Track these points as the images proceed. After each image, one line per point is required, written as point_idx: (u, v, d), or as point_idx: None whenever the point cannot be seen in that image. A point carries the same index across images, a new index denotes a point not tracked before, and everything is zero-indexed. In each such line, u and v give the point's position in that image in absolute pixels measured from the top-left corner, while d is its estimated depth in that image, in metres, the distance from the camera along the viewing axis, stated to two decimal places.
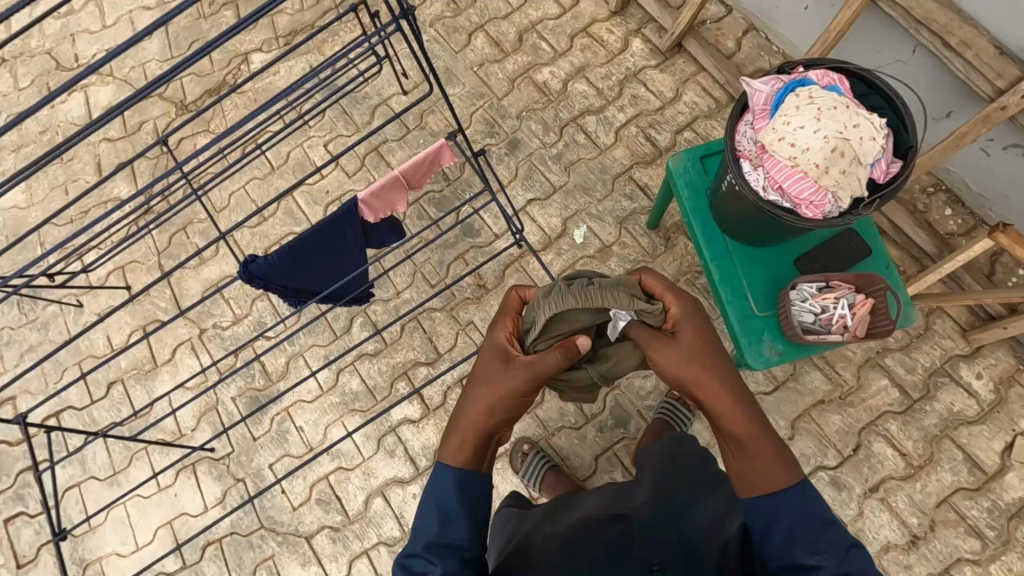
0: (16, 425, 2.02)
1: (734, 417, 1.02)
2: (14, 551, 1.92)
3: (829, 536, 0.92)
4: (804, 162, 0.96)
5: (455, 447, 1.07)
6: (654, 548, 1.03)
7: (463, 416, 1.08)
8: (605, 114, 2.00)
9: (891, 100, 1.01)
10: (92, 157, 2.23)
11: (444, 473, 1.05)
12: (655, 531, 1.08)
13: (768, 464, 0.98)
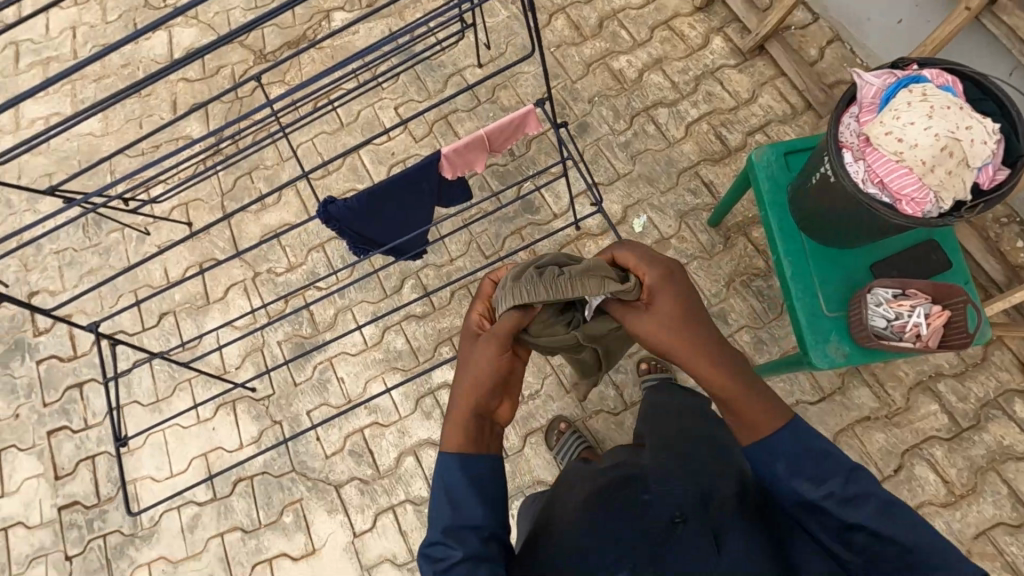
0: (69, 343, 2.09)
1: (720, 377, 0.96)
2: (54, 462, 1.98)
3: (837, 459, 0.92)
4: (911, 159, 0.96)
5: (454, 438, 1.01)
6: (668, 500, 1.01)
7: (456, 407, 1.02)
8: (677, 108, 1.99)
9: (1005, 106, 1.00)
10: (169, 94, 2.28)
11: (449, 465, 0.99)
12: (665, 479, 1.06)
13: (759, 418, 0.95)
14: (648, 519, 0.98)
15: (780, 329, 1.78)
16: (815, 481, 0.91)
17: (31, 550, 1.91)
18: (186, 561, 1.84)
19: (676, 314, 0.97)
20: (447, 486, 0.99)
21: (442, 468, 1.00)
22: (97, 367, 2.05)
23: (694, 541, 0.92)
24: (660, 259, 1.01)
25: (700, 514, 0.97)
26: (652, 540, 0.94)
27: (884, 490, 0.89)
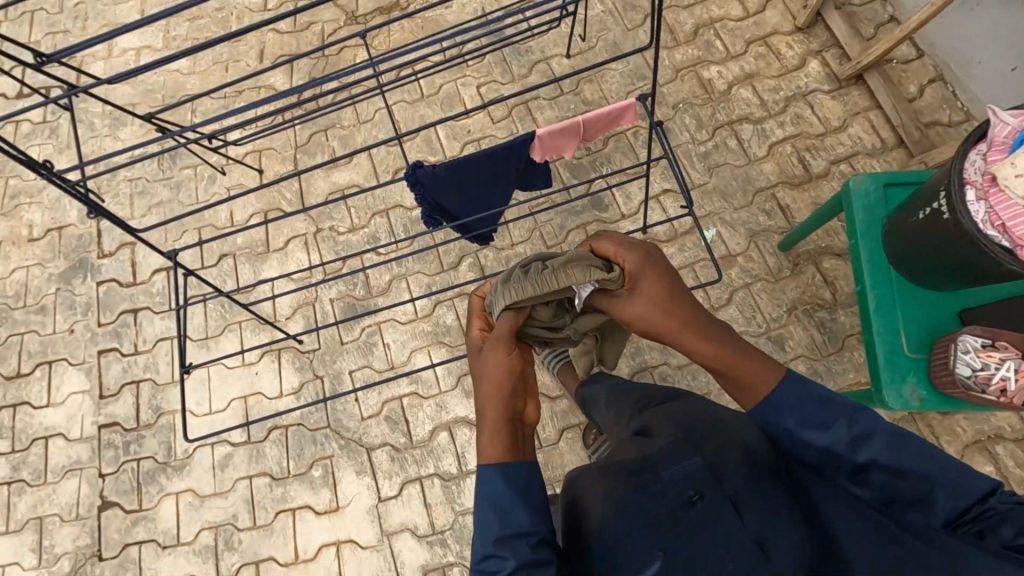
0: (130, 269, 2.14)
1: (707, 347, 1.01)
2: (100, 381, 2.03)
3: (833, 407, 0.95)
4: None
5: (489, 445, 1.00)
6: (679, 477, 0.99)
7: (482, 417, 1.02)
8: (763, 126, 1.96)
9: None
10: (258, 43, 2.31)
11: (488, 474, 0.98)
12: (674, 456, 1.04)
13: (755, 380, 0.99)
14: (665, 494, 0.98)
15: (837, 363, 1.73)
16: (825, 423, 0.94)
17: (67, 462, 1.97)
18: (213, 497, 1.88)
19: (659, 292, 1.03)
20: (490, 497, 0.97)
21: (482, 481, 0.99)
22: (153, 296, 2.10)
23: (716, 512, 0.93)
24: (638, 245, 1.06)
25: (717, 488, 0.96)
26: (677, 521, 0.94)
27: (886, 423, 0.91)
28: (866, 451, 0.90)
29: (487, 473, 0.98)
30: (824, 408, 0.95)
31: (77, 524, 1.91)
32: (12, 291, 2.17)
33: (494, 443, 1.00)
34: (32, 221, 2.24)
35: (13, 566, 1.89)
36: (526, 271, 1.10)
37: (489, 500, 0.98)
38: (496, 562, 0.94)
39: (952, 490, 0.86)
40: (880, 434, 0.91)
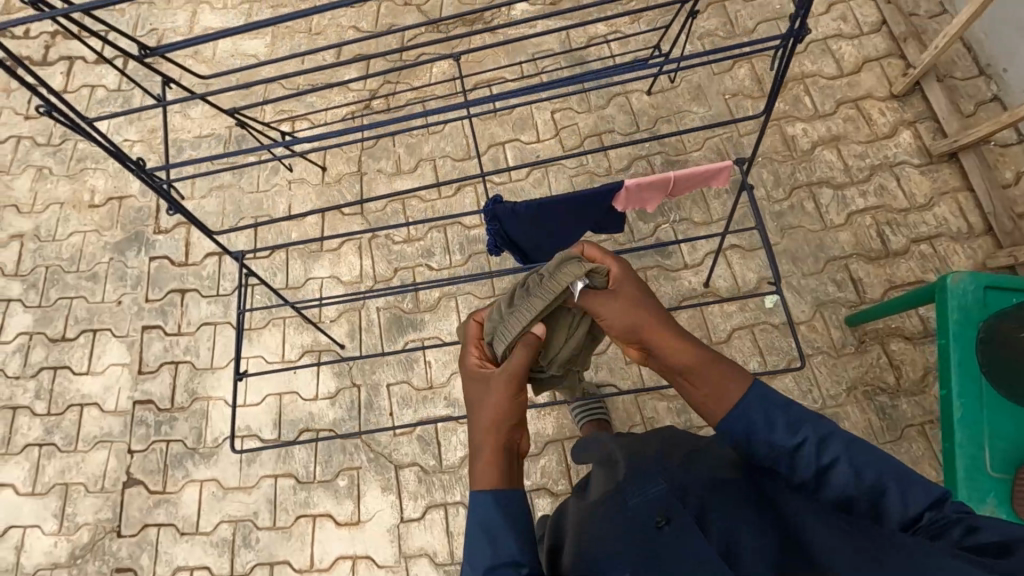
0: (184, 248, 2.14)
1: (684, 351, 1.01)
2: (140, 356, 2.04)
3: (795, 413, 0.93)
4: None
5: (488, 469, 0.95)
6: (645, 503, 0.98)
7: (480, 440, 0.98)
8: (843, 192, 1.88)
9: None
10: (337, 38, 2.30)
11: (486, 501, 0.93)
12: (642, 485, 1.03)
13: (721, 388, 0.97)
14: (634, 521, 0.97)
15: (893, 453, 1.66)
16: (787, 434, 0.92)
17: (99, 433, 1.98)
18: (236, 491, 1.87)
19: (635, 296, 1.05)
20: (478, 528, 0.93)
21: (477, 507, 0.94)
22: (202, 279, 2.10)
23: (685, 531, 0.90)
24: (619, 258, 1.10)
25: (681, 509, 0.95)
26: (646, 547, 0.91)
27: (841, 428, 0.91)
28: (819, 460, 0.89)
29: (484, 499, 0.93)
30: (784, 420, 0.93)
31: (100, 496, 1.92)
32: (67, 254, 2.19)
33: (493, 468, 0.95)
34: (95, 186, 2.27)
35: (33, 529, 1.91)
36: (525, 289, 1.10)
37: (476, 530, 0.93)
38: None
39: (901, 485, 0.85)
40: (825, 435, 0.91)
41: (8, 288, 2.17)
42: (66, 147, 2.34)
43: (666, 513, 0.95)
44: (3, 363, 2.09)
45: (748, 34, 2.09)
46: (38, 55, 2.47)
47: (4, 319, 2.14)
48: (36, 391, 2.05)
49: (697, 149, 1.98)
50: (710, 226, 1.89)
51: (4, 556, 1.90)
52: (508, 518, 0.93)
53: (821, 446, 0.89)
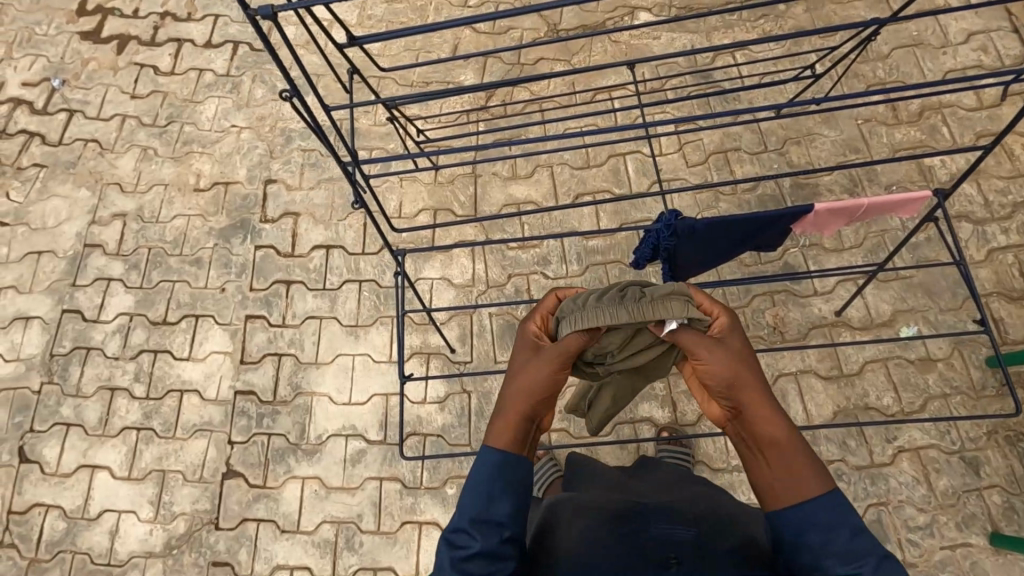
0: (290, 240, 2.11)
1: (772, 427, 0.94)
2: (244, 346, 2.01)
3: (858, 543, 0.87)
4: None
5: (500, 433, 0.96)
6: (668, 538, 0.97)
7: (502, 404, 0.99)
8: (984, 228, 1.83)
9: None
10: (453, 38, 2.26)
11: (490, 462, 0.94)
12: (671, 519, 1.02)
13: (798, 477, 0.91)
14: (641, 552, 0.95)
15: None
16: (846, 560, 0.87)
17: (199, 421, 1.94)
18: (340, 492, 1.83)
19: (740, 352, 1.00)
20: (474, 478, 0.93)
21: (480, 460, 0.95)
22: (309, 272, 2.07)
23: None
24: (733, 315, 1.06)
25: (692, 552, 0.95)
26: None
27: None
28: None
29: (485, 458, 0.94)
30: (848, 538, 0.87)
31: (199, 486, 1.88)
32: (170, 236, 2.17)
33: (503, 436, 0.96)
34: (201, 170, 2.25)
35: (129, 515, 1.88)
36: (622, 295, 1.02)
37: (474, 483, 0.93)
38: (463, 540, 0.90)
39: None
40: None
41: (110, 267, 2.15)
42: (172, 129, 2.32)
43: (677, 554, 0.94)
44: (102, 343, 2.06)
45: (882, 59, 2.04)
46: (146, 35, 2.46)
47: (104, 298, 2.11)
48: (135, 373, 2.02)
49: (829, 174, 1.93)
50: (843, 252, 1.84)
51: (98, 541, 1.86)
52: (493, 484, 0.93)
53: None
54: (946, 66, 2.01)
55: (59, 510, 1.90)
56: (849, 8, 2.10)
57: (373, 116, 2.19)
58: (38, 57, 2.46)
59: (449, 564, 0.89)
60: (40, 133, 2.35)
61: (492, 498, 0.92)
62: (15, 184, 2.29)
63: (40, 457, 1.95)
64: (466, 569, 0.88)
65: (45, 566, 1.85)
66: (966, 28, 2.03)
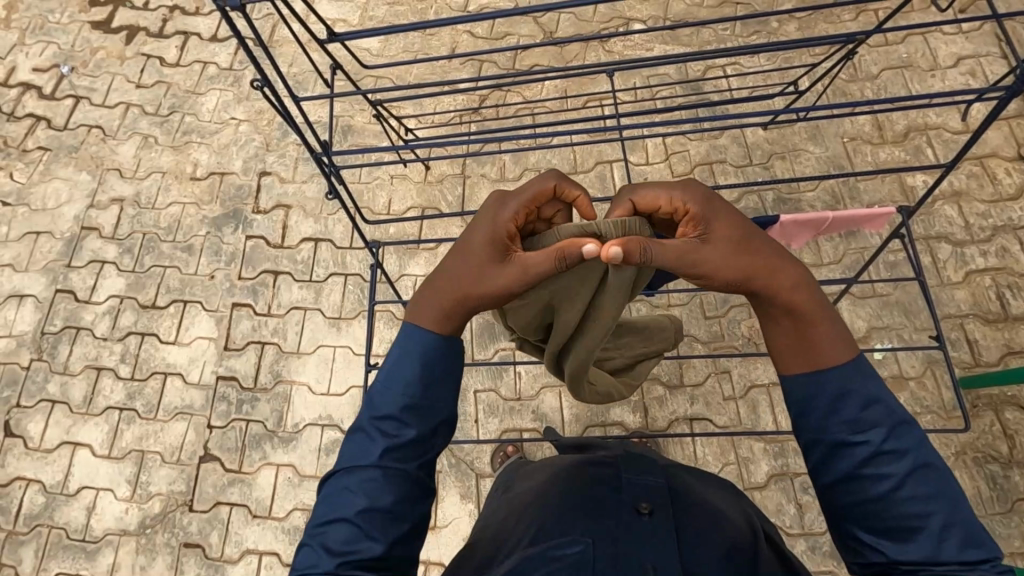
0: (280, 231, 2.16)
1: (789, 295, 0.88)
2: (228, 333, 2.05)
3: (872, 412, 0.83)
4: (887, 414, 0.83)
5: (423, 312, 0.93)
6: (637, 485, 0.97)
7: (438, 283, 0.94)
8: (963, 250, 1.83)
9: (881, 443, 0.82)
10: (450, 41, 2.30)
11: (418, 338, 0.92)
12: (644, 469, 1.02)
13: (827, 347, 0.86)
14: (615, 502, 0.95)
15: (1003, 526, 1.59)
16: (849, 430, 0.83)
17: (180, 404, 1.98)
18: (313, 480, 1.86)
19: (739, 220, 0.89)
20: (401, 357, 0.92)
21: (406, 338, 0.93)
22: (297, 263, 2.11)
23: (662, 533, 0.89)
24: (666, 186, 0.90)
25: (665, 502, 0.94)
26: (626, 532, 0.89)
27: (926, 453, 0.82)
28: (871, 481, 0.81)
29: (419, 335, 0.92)
30: (860, 409, 0.83)
31: (175, 468, 1.91)
32: (164, 223, 2.22)
33: (432, 314, 0.93)
34: (198, 160, 2.30)
35: (106, 493, 1.91)
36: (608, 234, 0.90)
37: (395, 364, 0.92)
38: (395, 428, 0.89)
39: (963, 544, 0.78)
40: (901, 471, 0.80)
41: (104, 250, 2.20)
42: (173, 118, 2.38)
43: (650, 503, 0.94)
44: (92, 323, 2.11)
45: (871, 79, 2.06)
46: (155, 27, 2.53)
47: (97, 280, 2.16)
48: (122, 354, 2.06)
49: (812, 189, 1.95)
50: (821, 267, 1.86)
51: (75, 517, 1.89)
52: (430, 360, 0.92)
53: (882, 454, 0.81)
54: (934, 88, 2.02)
55: (39, 484, 1.94)
56: (841, 27, 2.12)
57: (368, 115, 2.23)
58: (50, 44, 2.53)
59: (382, 454, 0.87)
60: (47, 117, 2.42)
61: (433, 381, 0.91)
62: (19, 166, 2.35)
63: (24, 432, 2.00)
64: (396, 457, 0.88)
65: (22, 539, 1.88)
66: (956, 52, 2.05)
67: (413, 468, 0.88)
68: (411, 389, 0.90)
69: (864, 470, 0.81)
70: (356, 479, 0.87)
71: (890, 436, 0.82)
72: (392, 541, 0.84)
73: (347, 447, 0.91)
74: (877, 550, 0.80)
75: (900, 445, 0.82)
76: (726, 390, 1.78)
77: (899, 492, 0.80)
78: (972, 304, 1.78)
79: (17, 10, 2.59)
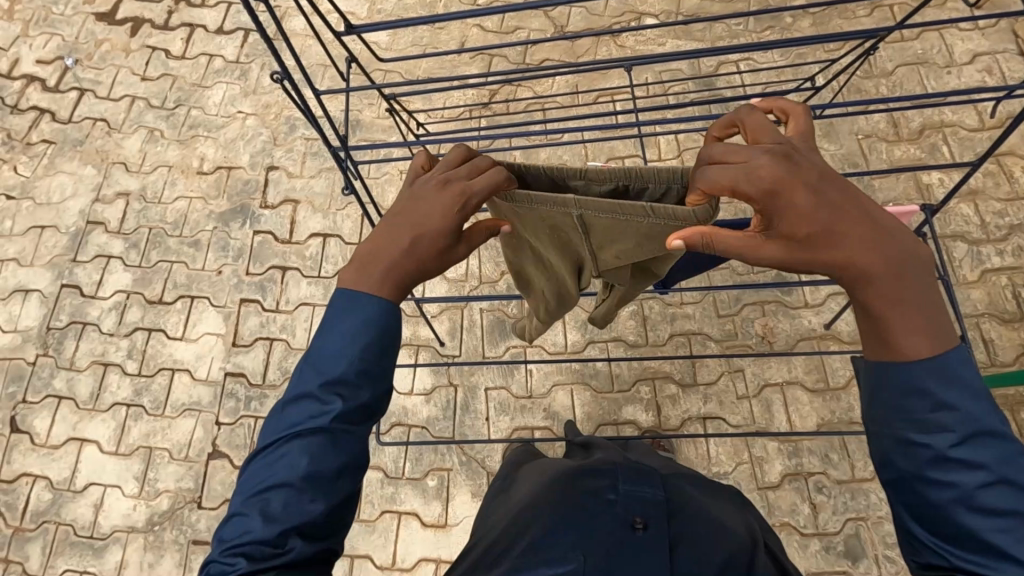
0: (288, 226, 2.14)
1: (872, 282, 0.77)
2: (236, 329, 2.03)
3: (945, 417, 0.75)
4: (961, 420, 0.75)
5: (374, 280, 0.82)
6: (635, 499, 0.95)
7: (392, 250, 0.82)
8: (979, 249, 1.82)
9: (954, 447, 0.75)
10: (460, 34, 2.27)
11: (363, 299, 0.81)
12: (643, 479, 0.99)
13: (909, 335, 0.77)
14: (610, 517, 0.93)
15: None
16: (915, 429, 0.77)
17: (187, 401, 1.96)
18: None
19: (832, 200, 0.76)
20: (351, 317, 0.81)
21: (351, 299, 0.82)
22: (305, 259, 2.09)
23: (658, 548, 0.87)
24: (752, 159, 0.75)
25: (662, 516, 0.92)
26: (619, 546, 0.88)
27: (1006, 467, 0.74)
28: (932, 485, 0.75)
29: (365, 299, 0.81)
30: (928, 410, 0.76)
31: (184, 465, 1.90)
32: (171, 218, 2.20)
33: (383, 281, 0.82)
34: (205, 154, 2.28)
35: (114, 489, 1.89)
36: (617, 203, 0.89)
37: (343, 321, 0.81)
38: (344, 391, 0.79)
39: None
40: (971, 483, 0.73)
41: (110, 245, 2.18)
42: (179, 112, 2.35)
43: (645, 518, 0.92)
44: (98, 319, 2.09)
45: (886, 75, 2.04)
46: (160, 19, 2.50)
47: (103, 275, 2.14)
48: (129, 350, 2.04)
49: None
50: None
51: (82, 513, 1.88)
52: (377, 322, 0.81)
53: (952, 459, 0.74)
54: (949, 85, 2.00)
55: (45, 481, 1.92)
56: (856, 23, 2.09)
57: (376, 109, 2.21)
58: (53, 36, 2.50)
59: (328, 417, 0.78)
60: (51, 110, 2.39)
61: (386, 345, 0.82)
62: (23, 159, 2.33)
63: (30, 428, 1.98)
64: (347, 423, 0.79)
65: (29, 536, 1.87)
66: (972, 49, 2.03)
67: (364, 433, 0.81)
68: (363, 351, 0.80)
69: (931, 475, 0.75)
70: (301, 445, 0.78)
71: (961, 443, 0.75)
72: (336, 505, 0.77)
73: (286, 411, 0.80)
74: (939, 554, 0.75)
75: (972, 455, 0.74)
76: (739, 389, 1.77)
77: (966, 501, 0.73)
78: (988, 304, 1.77)
79: (20, 2, 2.57)
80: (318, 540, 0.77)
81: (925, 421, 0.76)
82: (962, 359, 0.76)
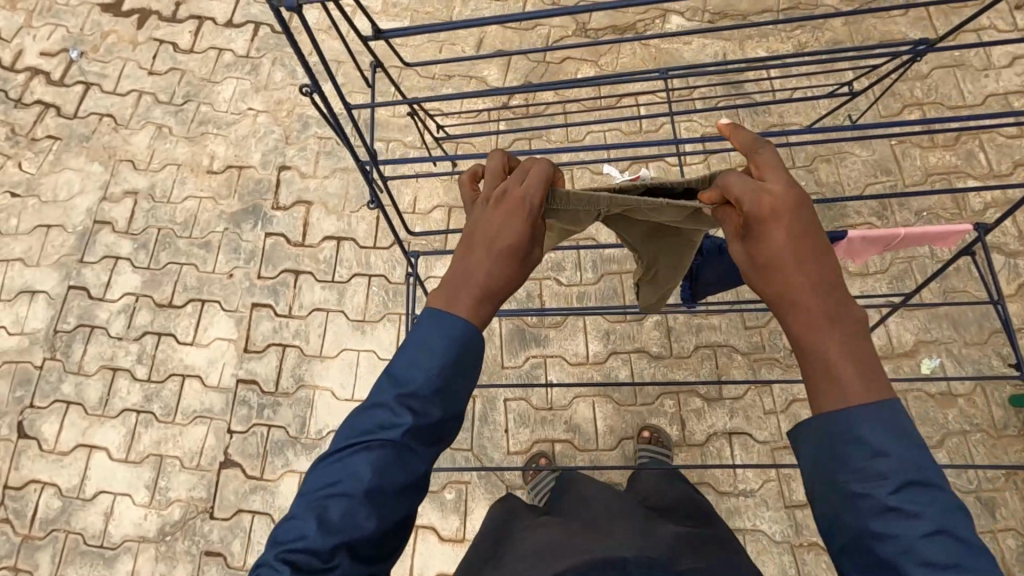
0: (301, 229, 2.08)
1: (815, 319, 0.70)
2: (248, 334, 1.98)
3: (883, 463, 0.64)
4: (898, 463, 0.64)
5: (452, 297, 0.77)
6: None
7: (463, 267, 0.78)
8: (1016, 261, 1.76)
9: (893, 494, 0.64)
10: (478, 31, 2.20)
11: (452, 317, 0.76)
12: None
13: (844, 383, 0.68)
14: None
15: None
16: (850, 476, 0.66)
17: (199, 407, 1.92)
18: None
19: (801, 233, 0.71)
20: (435, 328, 0.76)
21: (439, 317, 0.77)
22: (319, 263, 2.04)
23: None
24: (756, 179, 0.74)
25: None
26: None
27: (956, 516, 0.63)
28: (875, 539, 0.64)
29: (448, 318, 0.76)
30: (862, 457, 0.65)
31: (195, 473, 1.86)
32: (180, 218, 2.14)
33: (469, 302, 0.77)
34: (215, 152, 2.21)
35: (124, 498, 1.86)
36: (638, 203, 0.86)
37: (423, 333, 0.76)
38: (420, 405, 0.74)
39: None
40: (912, 533, 0.62)
41: (118, 245, 2.12)
42: (188, 108, 2.29)
43: None
44: (107, 322, 2.04)
45: (921, 78, 1.97)
46: (167, 11, 2.42)
47: (111, 277, 2.09)
48: (138, 354, 1.99)
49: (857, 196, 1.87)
50: (868, 276, 1.79)
51: (92, 522, 1.84)
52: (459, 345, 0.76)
53: (891, 509, 0.63)
54: (988, 90, 1.93)
55: (54, 488, 1.88)
56: (890, 24, 2.02)
57: (392, 108, 2.14)
58: (58, 27, 2.42)
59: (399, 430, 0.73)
60: (56, 104, 2.32)
61: (461, 367, 0.76)
62: (28, 155, 2.27)
63: (38, 433, 1.94)
64: (412, 442, 0.73)
65: (39, 544, 1.84)
66: (1011, 51, 1.96)
67: (432, 455, 0.75)
68: (441, 369, 0.75)
69: (871, 529, 0.64)
70: (369, 457, 0.72)
71: (901, 488, 0.64)
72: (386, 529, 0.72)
73: (360, 415, 0.75)
74: None
75: (912, 503, 0.63)
76: (766, 405, 1.72)
77: (915, 560, 0.62)
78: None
79: None
80: (364, 558, 0.71)
81: (858, 467, 0.65)
82: (897, 404, 0.67)
